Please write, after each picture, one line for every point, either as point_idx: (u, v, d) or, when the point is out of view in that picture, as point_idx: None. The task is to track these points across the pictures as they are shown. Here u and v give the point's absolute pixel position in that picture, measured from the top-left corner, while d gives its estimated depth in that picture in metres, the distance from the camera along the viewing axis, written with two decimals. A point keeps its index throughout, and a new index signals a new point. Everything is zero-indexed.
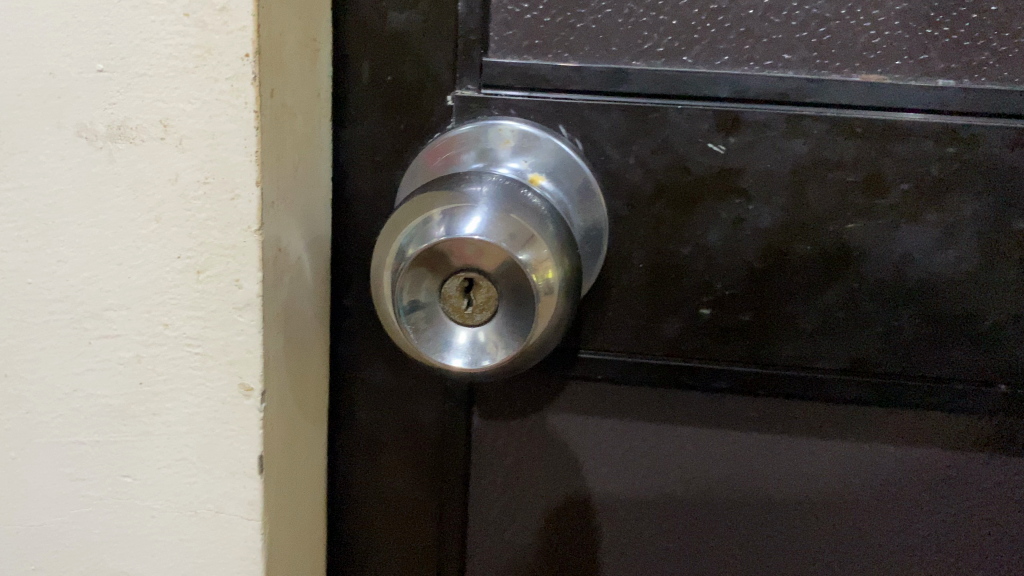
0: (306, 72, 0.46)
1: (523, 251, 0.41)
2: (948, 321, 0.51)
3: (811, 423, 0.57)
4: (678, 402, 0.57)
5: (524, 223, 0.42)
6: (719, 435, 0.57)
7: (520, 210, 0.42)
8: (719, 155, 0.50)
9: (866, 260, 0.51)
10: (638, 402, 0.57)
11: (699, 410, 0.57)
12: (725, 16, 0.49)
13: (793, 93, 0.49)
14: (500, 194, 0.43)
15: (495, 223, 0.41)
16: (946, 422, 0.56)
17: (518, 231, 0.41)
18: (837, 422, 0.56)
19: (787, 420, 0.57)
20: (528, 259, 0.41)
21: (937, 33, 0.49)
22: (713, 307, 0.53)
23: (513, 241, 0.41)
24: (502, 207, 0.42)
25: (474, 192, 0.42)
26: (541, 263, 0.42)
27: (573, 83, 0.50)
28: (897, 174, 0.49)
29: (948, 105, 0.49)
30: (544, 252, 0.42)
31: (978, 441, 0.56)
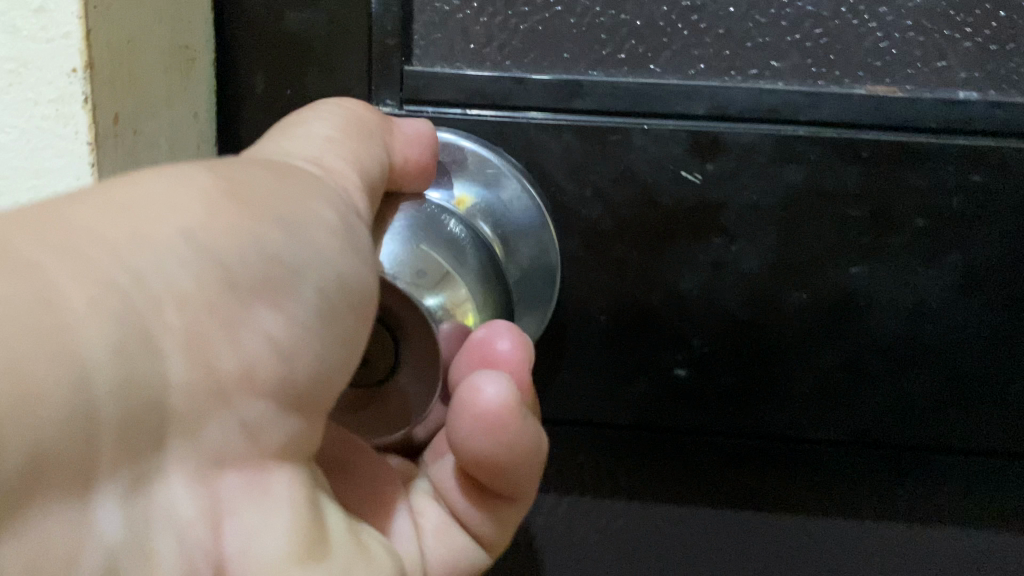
0: (172, 86, 0.37)
1: (433, 296, 0.36)
2: (968, 381, 0.43)
3: (810, 500, 0.47)
4: (653, 479, 0.47)
5: (437, 260, 0.36)
6: (703, 513, 0.47)
7: (437, 244, 0.36)
8: (696, 185, 0.41)
9: (873, 313, 0.42)
10: (602, 480, 0.47)
11: (679, 483, 0.47)
12: (699, 16, 0.41)
13: (783, 108, 0.40)
14: (421, 223, 0.36)
15: (402, 259, 0.35)
16: (969, 499, 0.47)
17: (432, 269, 0.36)
18: (849, 499, 0.47)
19: (782, 494, 0.47)
20: (437, 306, 0.36)
21: (957, 35, 0.40)
22: (689, 368, 0.44)
23: (418, 281, 0.35)
24: (419, 237, 0.36)
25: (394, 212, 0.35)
26: (454, 307, 0.37)
27: (516, 97, 0.41)
28: (910, 209, 0.41)
29: (974, 122, 0.40)
30: (460, 293, 0.37)
31: (1006, 519, 0.47)
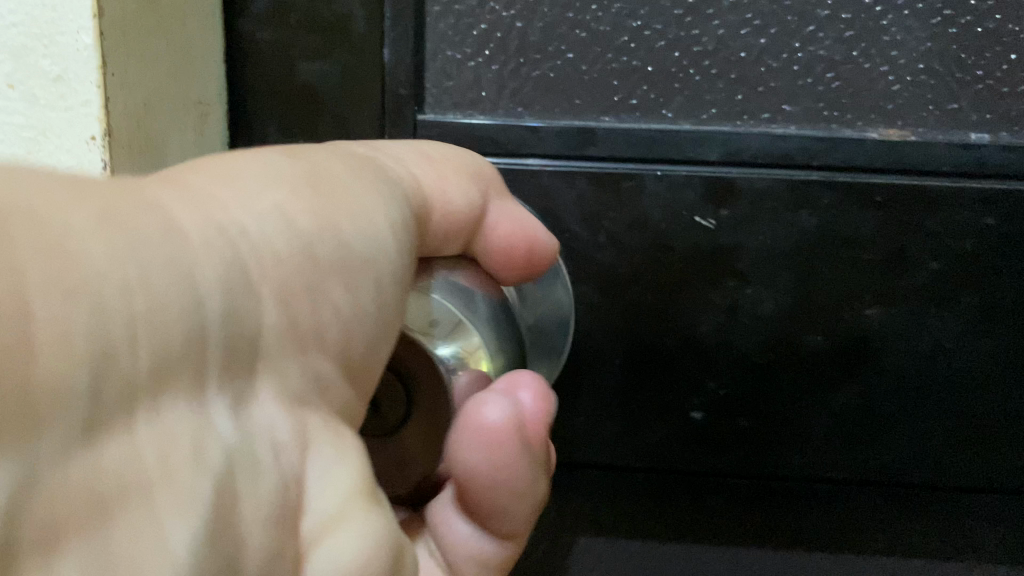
0: (186, 142, 0.37)
1: (447, 346, 0.32)
2: (986, 422, 0.43)
3: (829, 537, 0.47)
4: (670, 524, 0.47)
5: (457, 316, 0.33)
6: (720, 554, 0.47)
7: (455, 300, 0.33)
8: (709, 230, 0.41)
9: (888, 355, 0.42)
10: (621, 526, 0.47)
11: (697, 523, 0.47)
12: (711, 61, 0.41)
13: (796, 153, 0.40)
14: (449, 284, 0.33)
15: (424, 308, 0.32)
16: (989, 535, 0.46)
17: (443, 317, 0.32)
18: (868, 537, 0.47)
19: (801, 532, 0.47)
20: (451, 355, 0.32)
21: (969, 77, 0.40)
22: (706, 410, 0.44)
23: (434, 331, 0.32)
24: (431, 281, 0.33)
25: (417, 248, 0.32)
26: (468, 356, 0.33)
27: (528, 144, 0.41)
28: (926, 251, 0.41)
29: (986, 166, 0.40)
30: (474, 342, 0.33)
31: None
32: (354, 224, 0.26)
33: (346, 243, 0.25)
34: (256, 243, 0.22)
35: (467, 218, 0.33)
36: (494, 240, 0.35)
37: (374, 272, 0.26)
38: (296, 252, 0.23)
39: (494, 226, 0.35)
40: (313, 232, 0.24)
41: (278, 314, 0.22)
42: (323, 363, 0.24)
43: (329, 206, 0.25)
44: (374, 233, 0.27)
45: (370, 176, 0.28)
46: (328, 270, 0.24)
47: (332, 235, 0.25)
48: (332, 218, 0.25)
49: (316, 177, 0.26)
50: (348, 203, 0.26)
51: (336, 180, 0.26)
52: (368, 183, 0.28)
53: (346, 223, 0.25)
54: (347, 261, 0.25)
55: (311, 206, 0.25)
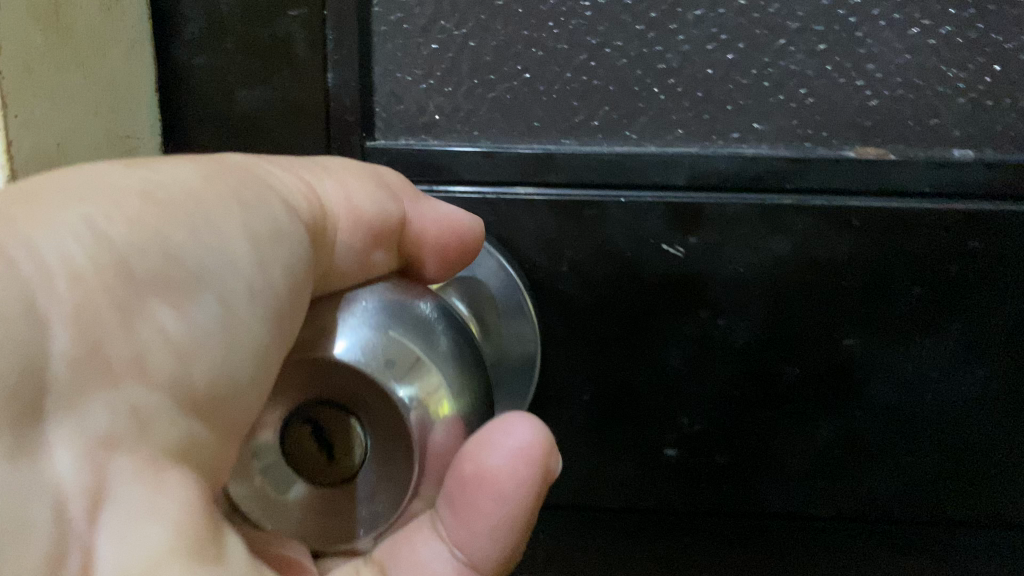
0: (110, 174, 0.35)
1: (406, 383, 0.27)
2: (973, 453, 0.41)
3: None
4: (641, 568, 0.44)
5: (405, 344, 0.28)
6: None
7: (405, 327, 0.29)
8: (678, 258, 0.39)
9: (870, 385, 0.40)
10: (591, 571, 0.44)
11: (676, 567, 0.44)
12: (676, 79, 0.38)
13: (769, 176, 0.38)
14: (382, 303, 0.29)
15: (369, 342, 0.27)
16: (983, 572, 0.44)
17: (399, 354, 0.28)
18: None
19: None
20: (407, 397, 0.27)
21: (951, 91, 0.38)
22: (680, 447, 0.41)
23: (390, 367, 0.27)
24: (382, 324, 0.28)
25: (359, 303, 0.29)
26: (427, 399, 0.28)
27: (485, 171, 0.39)
28: (907, 276, 0.38)
29: (970, 185, 0.38)
30: (432, 385, 0.28)
31: None
32: (190, 237, 0.26)
33: (177, 260, 0.25)
34: (113, 283, 0.24)
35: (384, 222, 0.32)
36: (423, 242, 0.33)
37: (219, 294, 0.26)
38: (105, 271, 0.24)
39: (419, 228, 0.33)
40: (168, 260, 0.25)
41: (68, 331, 0.23)
42: (160, 391, 0.24)
43: (165, 230, 0.25)
44: (211, 250, 0.26)
45: (240, 191, 0.28)
46: (153, 288, 0.25)
47: (167, 258, 0.25)
48: (156, 237, 0.25)
49: (155, 193, 0.26)
50: (195, 220, 0.26)
51: (186, 205, 0.26)
52: (254, 208, 0.28)
53: (180, 239, 0.25)
54: (178, 280, 0.25)
55: (140, 222, 0.25)
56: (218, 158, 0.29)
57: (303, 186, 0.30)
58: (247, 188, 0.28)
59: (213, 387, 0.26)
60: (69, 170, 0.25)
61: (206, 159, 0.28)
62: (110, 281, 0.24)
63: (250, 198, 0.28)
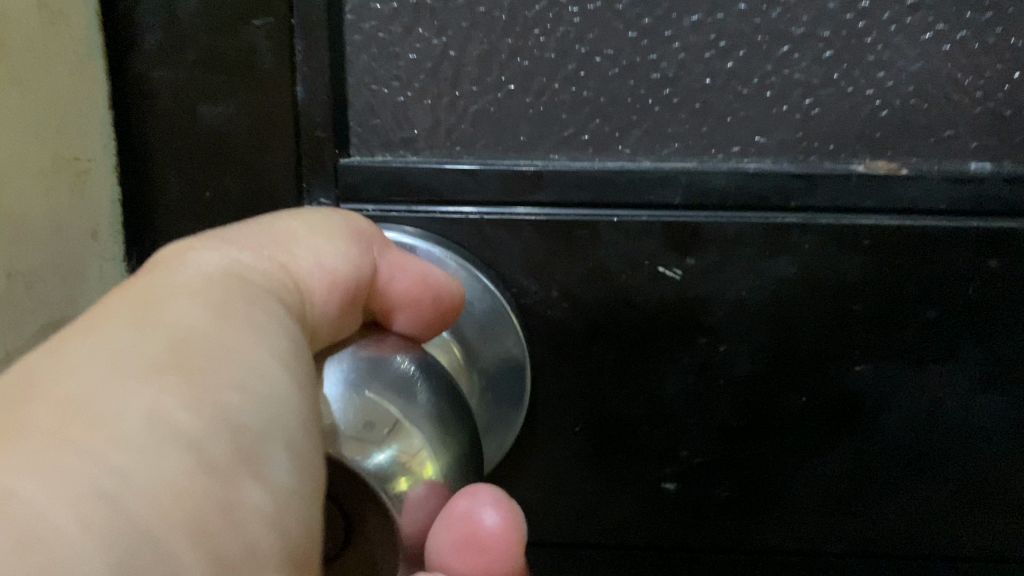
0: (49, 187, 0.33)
1: (382, 450, 0.27)
2: (990, 485, 0.39)
3: None
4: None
5: (380, 407, 0.27)
6: None
7: (385, 385, 0.28)
8: (674, 281, 0.36)
9: (881, 415, 0.37)
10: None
11: None
12: (672, 89, 0.36)
13: (772, 194, 0.35)
14: (358, 360, 0.28)
15: (341, 410, 0.26)
16: None
17: (377, 416, 0.27)
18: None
19: None
20: (385, 461, 0.26)
21: (966, 100, 0.35)
22: (679, 482, 0.39)
23: (363, 434, 0.26)
24: (361, 383, 0.27)
25: (338, 361, 0.28)
26: (408, 460, 0.27)
27: (465, 190, 0.36)
28: (919, 299, 0.36)
29: (987, 202, 0.35)
30: (413, 444, 0.27)
31: None
32: (237, 392, 0.21)
33: (239, 424, 0.21)
34: (188, 491, 0.19)
35: (357, 281, 0.29)
36: (394, 296, 0.30)
37: (281, 441, 0.22)
38: (194, 472, 0.19)
39: (387, 281, 0.30)
40: (221, 427, 0.21)
41: (196, 549, 0.19)
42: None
43: (215, 393, 0.21)
44: (258, 393, 0.22)
45: (249, 310, 0.23)
46: (234, 468, 0.21)
47: (229, 429, 0.21)
48: (213, 405, 0.21)
49: (181, 349, 0.21)
50: (234, 371, 0.22)
51: (204, 344, 0.21)
52: (248, 319, 0.23)
53: (227, 397, 0.21)
54: (248, 446, 0.21)
55: (191, 399, 0.20)
56: (204, 270, 0.23)
57: (271, 266, 0.26)
58: (256, 305, 0.24)
59: (304, 548, 0.22)
60: (83, 344, 0.20)
61: (197, 279, 0.23)
62: (206, 484, 0.20)
63: (260, 315, 0.24)
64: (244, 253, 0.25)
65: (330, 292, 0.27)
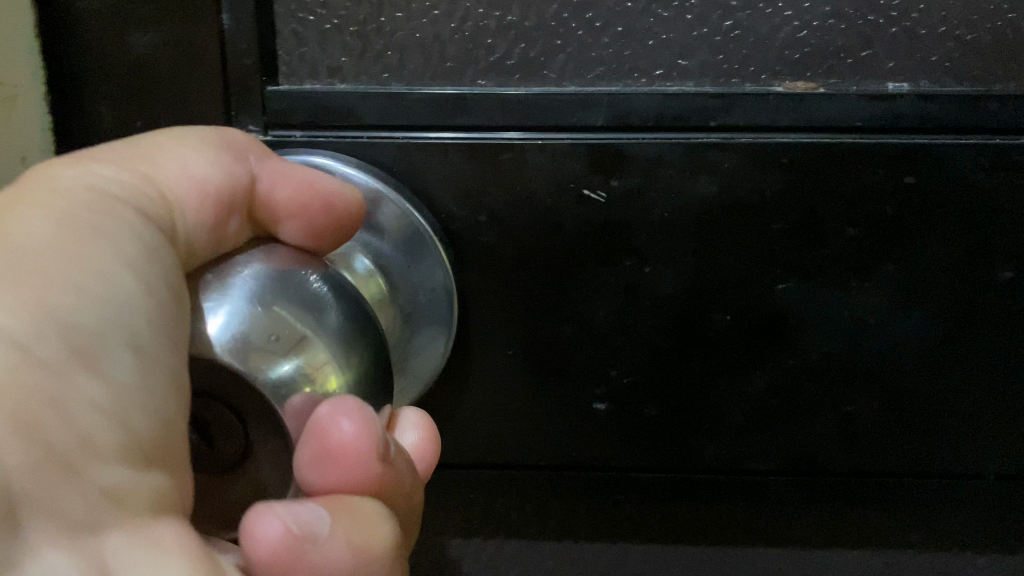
0: None
1: (287, 360, 0.25)
2: (915, 402, 0.39)
3: (751, 526, 0.44)
4: (565, 516, 0.44)
5: (290, 317, 0.26)
6: (637, 549, 0.44)
7: (289, 300, 0.26)
8: (601, 204, 0.37)
9: (805, 333, 0.38)
10: (513, 523, 0.44)
11: (610, 515, 0.44)
12: (595, 13, 0.36)
13: (692, 115, 0.36)
14: (262, 275, 0.26)
15: (247, 319, 0.25)
16: (925, 518, 0.43)
17: (281, 329, 0.25)
18: (779, 524, 0.44)
19: (720, 525, 0.44)
20: (293, 373, 0.25)
21: (882, 20, 0.36)
22: (609, 402, 0.40)
23: (269, 345, 0.25)
24: (259, 296, 0.25)
25: (237, 279, 0.26)
26: (317, 373, 0.26)
27: (394, 116, 0.36)
28: (841, 217, 0.36)
29: (902, 119, 0.36)
30: (321, 356, 0.26)
31: (963, 536, 0.44)
32: (73, 295, 0.22)
33: (73, 326, 0.22)
34: None
35: (234, 192, 0.28)
36: (281, 210, 0.30)
37: (126, 339, 0.23)
38: (14, 370, 0.21)
39: (272, 196, 0.29)
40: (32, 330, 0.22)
41: (13, 443, 0.21)
42: (109, 465, 0.23)
43: (54, 298, 0.22)
44: (96, 295, 0.23)
45: (92, 210, 0.24)
46: (64, 367, 0.22)
47: (63, 330, 0.22)
48: (53, 311, 0.22)
49: (18, 258, 0.22)
50: (67, 272, 0.23)
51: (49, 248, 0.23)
52: (102, 217, 0.24)
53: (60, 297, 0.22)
54: (87, 348, 0.22)
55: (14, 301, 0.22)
56: (66, 178, 0.24)
57: (140, 175, 0.26)
58: (110, 212, 0.24)
59: (155, 439, 0.24)
60: None
61: (62, 183, 0.24)
62: (24, 378, 0.21)
63: (119, 219, 0.24)
64: (111, 159, 0.26)
65: (204, 203, 0.27)
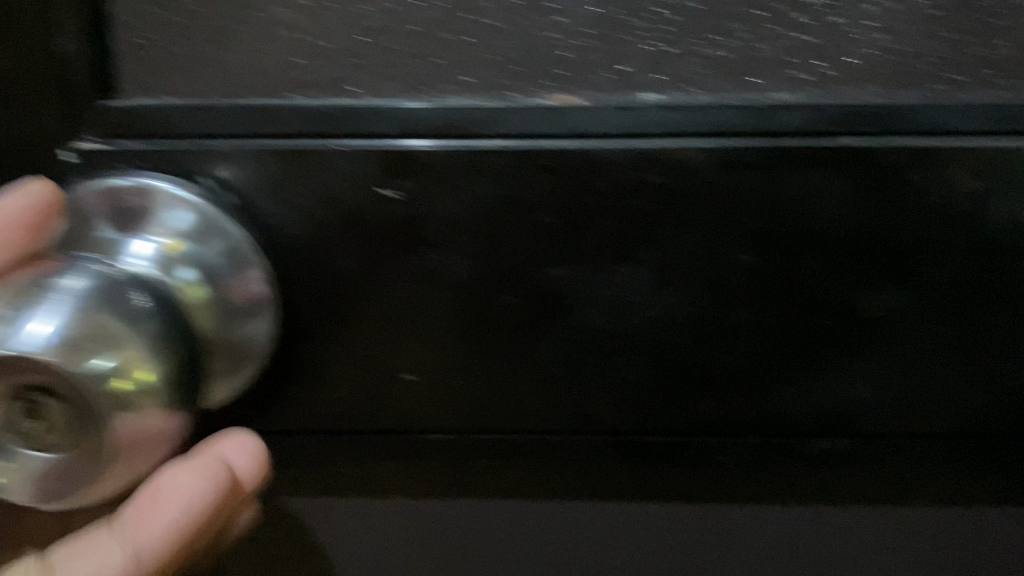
0: None
1: (106, 358, 0.36)
2: (679, 369, 0.46)
3: (556, 471, 0.50)
4: (401, 469, 0.50)
5: (103, 323, 0.37)
6: (461, 493, 0.51)
7: (107, 310, 0.37)
8: (395, 201, 0.42)
9: (577, 310, 0.44)
10: (358, 475, 0.50)
11: (433, 467, 0.50)
12: (389, 37, 0.42)
13: (468, 123, 0.41)
14: (89, 288, 0.38)
15: (69, 326, 0.36)
16: (705, 463, 0.50)
17: (99, 332, 0.36)
18: (584, 469, 0.50)
19: (531, 472, 0.50)
20: (109, 372, 0.36)
21: (634, 38, 0.42)
22: (416, 373, 0.46)
23: (88, 346, 0.36)
24: (83, 307, 0.37)
25: (66, 288, 0.37)
26: (131, 367, 0.37)
27: (215, 125, 0.42)
28: (601, 210, 0.42)
29: (648, 127, 0.41)
30: (132, 357, 0.37)
31: (743, 476, 0.50)
32: None
33: None
34: None
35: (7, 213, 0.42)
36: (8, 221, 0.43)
37: None
38: None
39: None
40: None
41: None
42: None
43: None
44: None
45: None
46: None
47: None
48: None
49: None
50: None
51: None
52: None
53: None
54: None
55: None
56: None
57: None
58: None
59: None
60: None
61: None
62: None
63: None
64: None
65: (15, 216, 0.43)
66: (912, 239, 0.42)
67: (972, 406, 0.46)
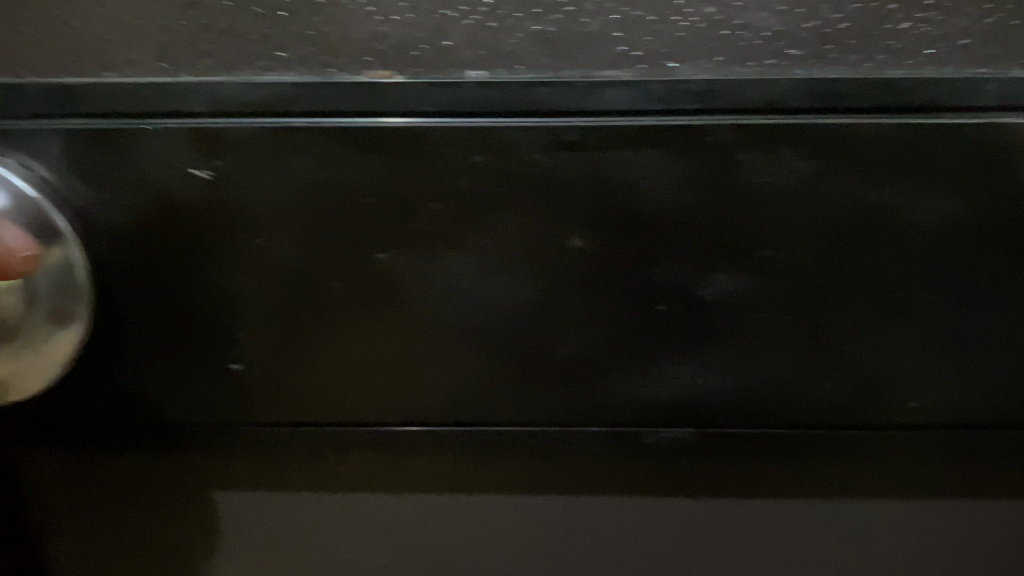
0: None
1: None
2: (519, 357, 0.44)
3: (419, 457, 0.48)
4: (246, 456, 0.48)
5: None
6: (323, 477, 0.49)
7: None
8: (207, 181, 0.41)
9: (407, 298, 0.43)
10: (215, 459, 0.48)
11: (286, 454, 0.48)
12: (200, 13, 0.40)
13: (280, 102, 0.40)
14: None
15: None
16: (579, 446, 0.47)
17: None
18: (425, 470, 0.48)
19: (392, 456, 0.48)
20: None
21: (455, 13, 0.40)
22: (244, 362, 0.44)
23: None
24: None
25: None
26: None
27: (20, 106, 0.40)
28: (423, 193, 0.41)
29: (466, 105, 0.40)
30: None
31: (630, 454, 0.48)
32: None
33: None
34: None
35: None
36: None
37: None
38: None
39: None
40: None
41: None
42: None
43: None
44: None
45: None
46: None
47: None
48: None
49: None
50: None
51: None
52: None
53: None
54: None
55: None
56: None
57: None
58: None
59: None
60: None
61: None
62: None
63: None
64: None
65: None
66: (747, 221, 0.41)
67: (821, 400, 0.45)
